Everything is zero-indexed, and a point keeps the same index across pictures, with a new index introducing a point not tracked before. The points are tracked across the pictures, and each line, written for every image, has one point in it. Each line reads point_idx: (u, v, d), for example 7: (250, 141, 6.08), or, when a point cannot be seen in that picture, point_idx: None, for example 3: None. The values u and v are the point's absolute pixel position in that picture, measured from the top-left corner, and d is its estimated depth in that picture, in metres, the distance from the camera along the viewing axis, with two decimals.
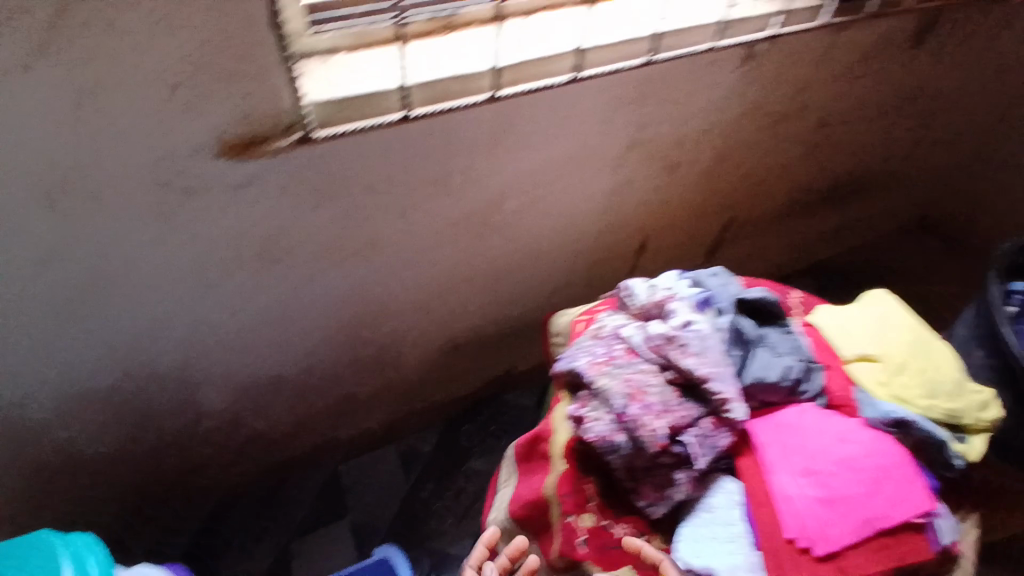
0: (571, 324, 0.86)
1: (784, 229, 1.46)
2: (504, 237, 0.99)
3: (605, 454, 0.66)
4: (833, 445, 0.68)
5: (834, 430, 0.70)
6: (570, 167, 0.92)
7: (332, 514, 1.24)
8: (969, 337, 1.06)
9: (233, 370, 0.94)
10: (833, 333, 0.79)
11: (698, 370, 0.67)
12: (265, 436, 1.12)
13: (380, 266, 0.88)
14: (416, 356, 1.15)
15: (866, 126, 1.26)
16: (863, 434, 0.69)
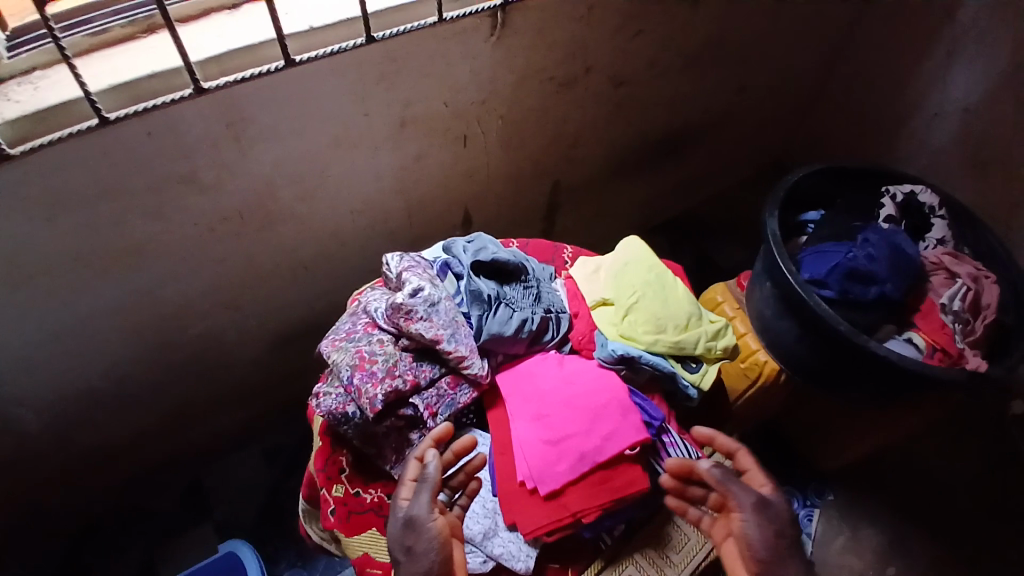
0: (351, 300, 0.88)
1: (622, 186, 1.51)
2: (295, 227, 1.01)
3: (341, 425, 0.70)
4: (557, 388, 0.71)
5: (563, 374, 0.73)
6: (339, 151, 0.95)
7: (197, 518, 1.27)
8: (761, 270, 1.07)
9: (26, 395, 0.93)
10: (582, 281, 0.82)
11: (424, 334, 0.70)
12: (98, 456, 1.12)
13: (154, 269, 0.90)
14: (247, 353, 1.16)
15: (667, 79, 1.32)
16: (589, 373, 0.72)
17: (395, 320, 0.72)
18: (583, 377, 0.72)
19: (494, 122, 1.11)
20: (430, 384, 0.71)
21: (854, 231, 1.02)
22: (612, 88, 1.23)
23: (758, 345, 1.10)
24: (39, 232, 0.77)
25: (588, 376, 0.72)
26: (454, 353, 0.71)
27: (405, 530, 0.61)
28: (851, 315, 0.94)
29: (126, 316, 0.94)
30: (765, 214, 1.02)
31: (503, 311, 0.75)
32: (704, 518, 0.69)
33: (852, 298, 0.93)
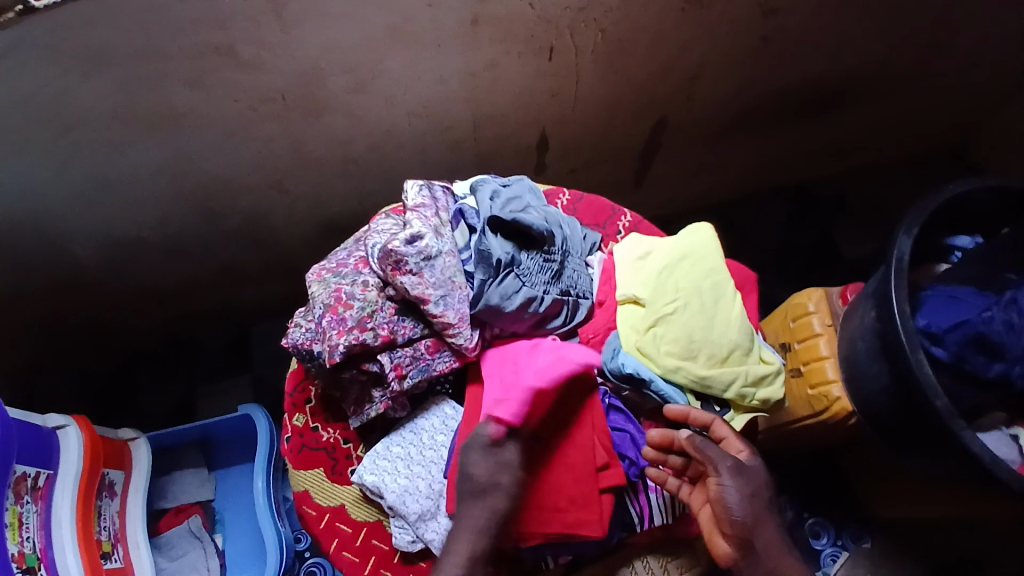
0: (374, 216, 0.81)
1: (744, 136, 1.26)
2: (343, 119, 0.93)
3: (303, 362, 0.63)
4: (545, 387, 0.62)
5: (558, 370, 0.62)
6: (396, 44, 0.83)
7: (239, 366, 1.38)
8: (872, 292, 0.89)
9: (87, 226, 1.01)
10: (622, 266, 0.67)
11: (411, 290, 0.61)
12: (157, 292, 1.22)
13: (197, 136, 0.89)
14: (295, 235, 1.16)
15: (833, 12, 1.03)
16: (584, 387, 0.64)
17: (384, 265, 0.62)
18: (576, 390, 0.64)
19: (592, 36, 0.92)
20: (407, 343, 0.63)
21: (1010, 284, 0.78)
22: (752, 18, 0.99)
23: (836, 377, 0.94)
24: (80, 83, 0.77)
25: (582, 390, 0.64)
26: (439, 317, 0.62)
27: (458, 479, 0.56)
28: (957, 385, 0.77)
29: (173, 176, 0.95)
30: (901, 230, 0.80)
31: (510, 281, 0.63)
32: (683, 486, 0.61)
33: (966, 369, 0.75)
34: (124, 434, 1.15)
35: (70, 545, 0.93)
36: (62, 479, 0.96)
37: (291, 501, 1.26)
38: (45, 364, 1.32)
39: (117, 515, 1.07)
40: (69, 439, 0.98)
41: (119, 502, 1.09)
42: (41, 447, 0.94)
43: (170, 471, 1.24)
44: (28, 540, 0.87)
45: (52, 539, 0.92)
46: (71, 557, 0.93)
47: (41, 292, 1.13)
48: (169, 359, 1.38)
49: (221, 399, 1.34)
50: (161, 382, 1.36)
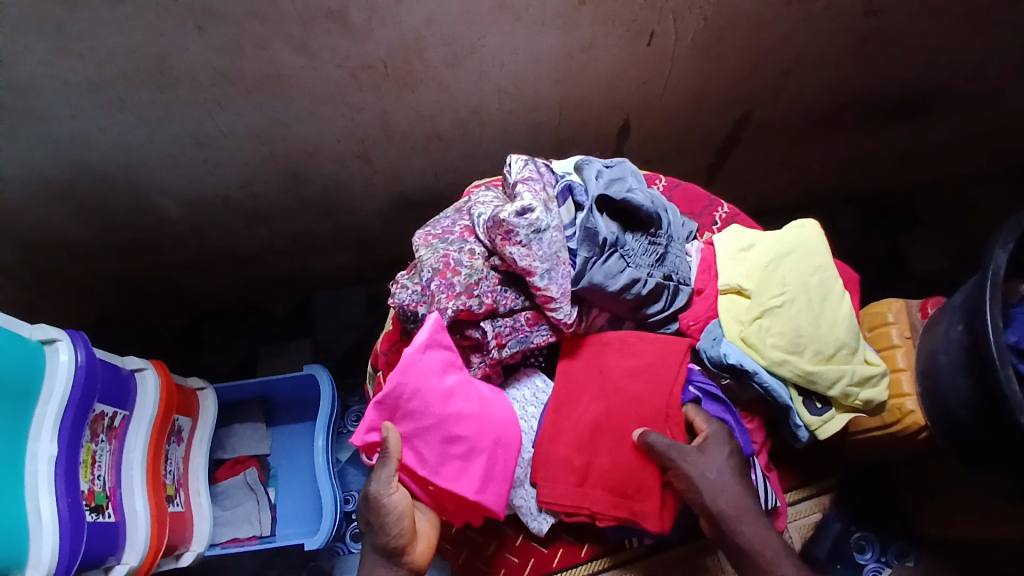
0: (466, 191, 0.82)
1: (826, 137, 1.23)
2: (435, 93, 0.94)
3: (407, 322, 0.66)
4: (625, 380, 0.64)
5: (642, 361, 0.64)
6: (500, 19, 0.83)
7: (300, 332, 1.41)
8: (959, 304, 0.85)
9: (176, 184, 1.04)
10: (725, 255, 0.66)
11: (518, 261, 0.61)
12: (230, 253, 1.25)
13: (295, 101, 0.90)
14: (370, 206, 1.17)
15: (942, 16, 0.99)
16: (671, 376, 0.64)
17: (492, 235, 0.63)
18: (668, 378, 0.63)
19: (694, 22, 0.91)
20: (509, 314, 0.65)
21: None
22: (857, 16, 0.96)
23: (912, 391, 0.92)
24: (192, 37, 0.78)
25: (669, 379, 0.64)
26: (542, 290, 0.62)
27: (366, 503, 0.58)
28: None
29: (265, 139, 0.97)
30: (997, 244, 0.77)
31: (615, 261, 0.63)
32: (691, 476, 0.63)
33: None
34: (194, 383, 1.17)
35: (139, 486, 0.95)
36: (136, 421, 0.98)
37: (342, 464, 1.29)
38: (119, 315, 1.37)
39: (181, 461, 1.11)
40: (146, 383, 1.00)
41: (184, 449, 1.12)
42: (120, 388, 0.96)
43: (229, 423, 1.27)
44: (99, 479, 0.89)
45: (121, 479, 0.94)
46: (139, 497, 0.95)
47: (123, 245, 1.17)
48: (234, 320, 1.42)
49: (282, 361, 1.38)
50: (226, 341, 1.40)
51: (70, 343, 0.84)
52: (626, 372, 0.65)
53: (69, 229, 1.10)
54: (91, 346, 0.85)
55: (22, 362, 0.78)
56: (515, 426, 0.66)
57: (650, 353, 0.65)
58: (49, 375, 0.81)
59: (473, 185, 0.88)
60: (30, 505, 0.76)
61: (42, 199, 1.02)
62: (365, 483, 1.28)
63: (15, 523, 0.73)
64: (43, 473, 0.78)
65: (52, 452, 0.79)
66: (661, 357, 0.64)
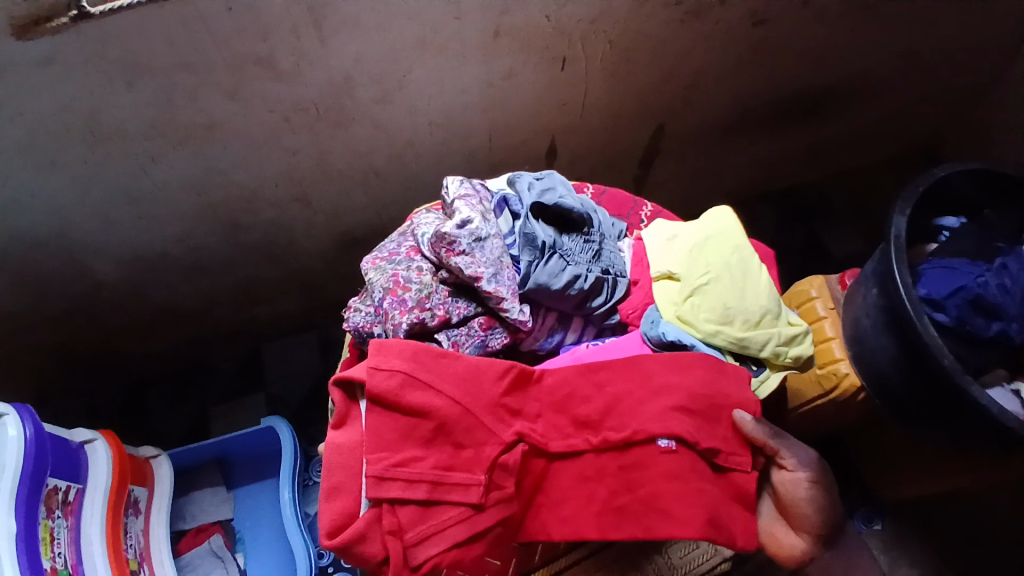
0: None
1: (736, 143, 1.35)
2: (368, 129, 0.97)
3: (363, 344, 0.66)
4: (425, 416, 0.59)
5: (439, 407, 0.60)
6: (423, 54, 0.89)
7: (254, 386, 1.38)
8: (872, 272, 0.94)
9: (111, 244, 1.02)
10: (654, 247, 0.72)
11: (465, 269, 0.64)
12: (174, 312, 1.22)
13: (230, 148, 0.92)
14: (314, 248, 1.18)
15: (815, 24, 1.12)
16: (707, 410, 0.61)
17: (437, 249, 0.66)
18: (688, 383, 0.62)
19: (602, 46, 1.00)
20: (462, 322, 0.66)
21: (992, 251, 0.89)
22: (745, 29, 1.08)
23: (843, 355, 1.00)
24: (122, 93, 0.80)
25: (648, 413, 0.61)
26: (492, 294, 0.64)
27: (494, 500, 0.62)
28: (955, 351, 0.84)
29: (200, 189, 0.97)
30: (897, 212, 0.87)
31: (555, 262, 0.67)
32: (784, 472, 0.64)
33: (968, 331, 0.82)
34: (145, 452, 1.12)
35: (100, 562, 0.90)
36: (92, 494, 0.93)
37: (311, 518, 1.24)
38: (56, 390, 1.31)
39: (142, 533, 1.04)
40: (97, 452, 0.95)
41: (144, 520, 1.06)
42: (71, 461, 0.91)
43: (188, 491, 1.22)
44: (60, 556, 0.84)
45: (82, 555, 0.88)
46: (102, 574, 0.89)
47: (56, 314, 1.13)
48: (182, 382, 1.38)
49: (237, 417, 1.34)
50: (176, 404, 1.36)
51: (18, 416, 0.82)
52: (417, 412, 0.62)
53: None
54: (39, 420, 0.82)
55: None
56: None
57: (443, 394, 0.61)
58: None
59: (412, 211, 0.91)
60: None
61: None
62: None
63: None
64: (3, 551, 0.75)
65: (11, 528, 0.77)
66: (378, 428, 0.60)
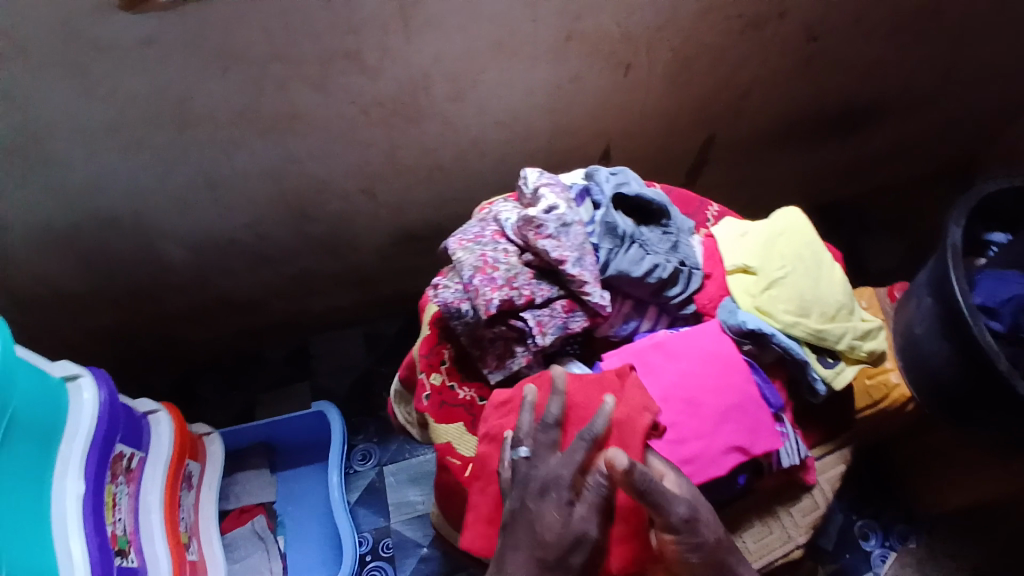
0: None
1: (781, 157, 1.38)
2: (437, 127, 1.01)
3: (451, 319, 0.70)
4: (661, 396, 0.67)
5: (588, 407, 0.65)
6: (497, 56, 0.93)
7: (300, 377, 1.41)
8: (924, 281, 0.95)
9: (183, 228, 1.06)
10: (727, 241, 0.75)
11: (551, 252, 0.67)
12: (231, 300, 1.26)
13: (307, 138, 0.96)
14: (371, 242, 1.22)
15: (867, 43, 1.16)
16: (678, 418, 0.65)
17: (524, 232, 0.70)
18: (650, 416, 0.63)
19: (663, 55, 1.04)
20: (545, 304, 0.69)
21: None
22: (800, 45, 1.12)
23: (893, 364, 1.00)
24: (216, 79, 0.84)
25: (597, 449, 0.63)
26: (576, 277, 0.67)
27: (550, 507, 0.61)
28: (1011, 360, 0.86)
29: (274, 178, 1.01)
30: (952, 221, 0.89)
31: (636, 250, 0.70)
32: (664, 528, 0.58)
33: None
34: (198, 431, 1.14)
35: (158, 530, 0.90)
36: (152, 463, 0.94)
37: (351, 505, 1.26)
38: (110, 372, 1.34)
39: (192, 508, 1.05)
40: (159, 423, 0.96)
41: (194, 495, 1.07)
42: (135, 429, 0.92)
43: (232, 473, 1.23)
44: (121, 522, 0.84)
45: (141, 524, 0.89)
46: (159, 543, 0.89)
47: (121, 295, 1.16)
48: (230, 371, 1.41)
49: (283, 407, 1.37)
50: (224, 391, 1.39)
51: (93, 381, 0.83)
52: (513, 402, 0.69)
53: (70, 281, 1.09)
54: (113, 384, 0.85)
55: (42, 402, 0.75)
56: None
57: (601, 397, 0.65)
58: (71, 414, 0.79)
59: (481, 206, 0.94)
60: (57, 553, 0.72)
61: (44, 247, 1.02)
62: (376, 523, 1.24)
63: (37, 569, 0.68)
64: (71, 512, 0.74)
65: (79, 489, 0.76)
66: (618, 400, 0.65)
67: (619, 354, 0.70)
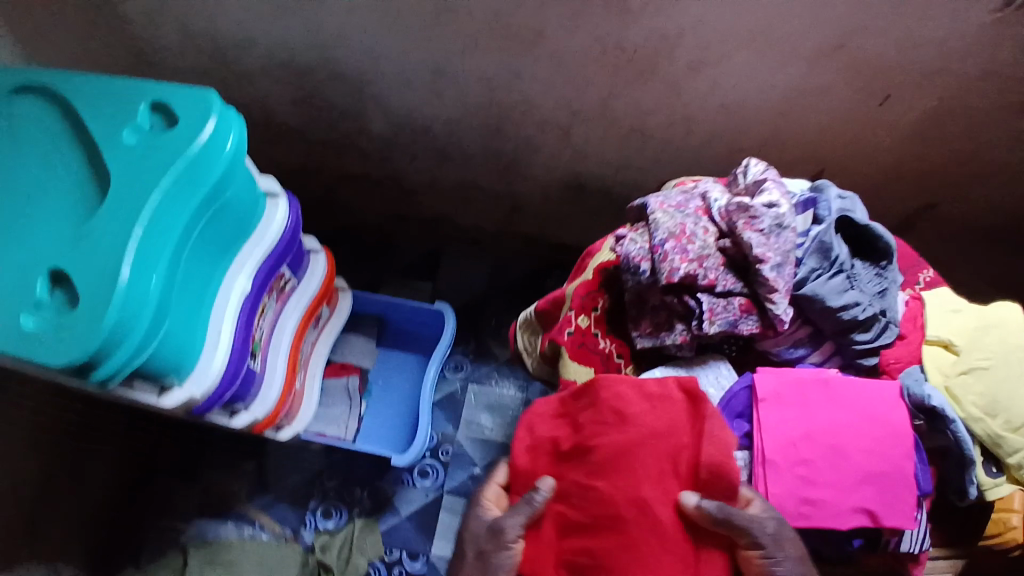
0: None
1: (987, 253, 1.25)
2: (660, 91, 0.99)
3: (625, 273, 0.69)
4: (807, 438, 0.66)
5: (651, 428, 0.65)
6: (756, 43, 0.89)
7: (424, 276, 1.49)
8: None
9: (392, 103, 1.12)
10: (935, 311, 0.72)
11: (755, 246, 0.65)
12: (398, 183, 1.34)
13: (539, 59, 0.98)
14: (541, 179, 1.24)
15: None
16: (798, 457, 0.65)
17: (733, 218, 0.68)
18: (698, 451, 0.63)
19: (923, 102, 0.95)
20: (724, 294, 0.67)
21: None
22: None
23: None
24: None
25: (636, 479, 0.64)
26: (769, 281, 0.64)
27: (490, 537, 0.66)
28: None
29: (490, 85, 1.04)
30: None
31: (841, 280, 0.68)
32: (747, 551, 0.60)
33: None
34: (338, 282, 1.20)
35: (281, 352, 0.95)
36: (300, 294, 1.00)
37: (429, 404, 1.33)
38: None
39: (311, 345, 1.10)
40: (317, 263, 1.04)
41: (317, 334, 1.12)
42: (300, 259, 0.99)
43: (344, 332, 1.32)
44: (261, 327, 0.88)
45: (273, 340, 0.94)
46: (279, 362, 0.94)
47: (313, 144, 1.25)
48: (369, 245, 1.51)
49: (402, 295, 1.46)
50: (357, 260, 1.49)
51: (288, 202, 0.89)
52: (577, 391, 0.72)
53: (279, 114, 1.19)
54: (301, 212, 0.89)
55: (243, 198, 0.76)
56: None
57: (687, 431, 0.65)
58: (263, 220, 0.84)
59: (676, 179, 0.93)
60: (210, 329, 0.75)
61: (272, 79, 1.10)
62: (445, 429, 1.30)
63: (193, 339, 0.72)
64: (232, 301, 0.78)
65: (244, 287, 0.80)
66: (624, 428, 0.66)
67: (779, 374, 0.69)
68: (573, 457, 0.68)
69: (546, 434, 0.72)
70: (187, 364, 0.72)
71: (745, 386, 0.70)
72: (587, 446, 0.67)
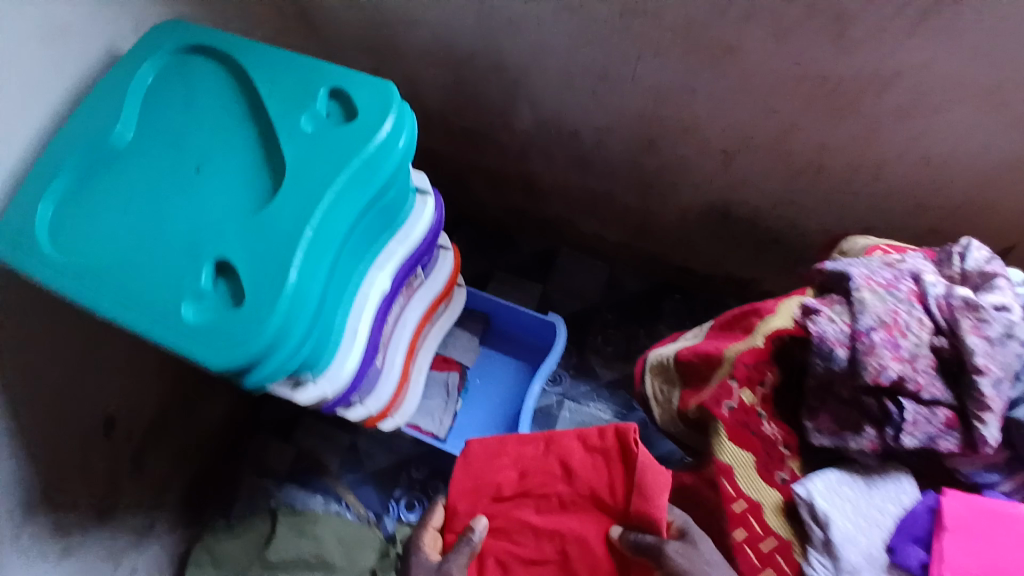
0: (867, 248, 0.78)
1: None
2: (856, 132, 0.87)
3: (814, 354, 0.60)
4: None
5: (591, 482, 0.83)
6: (993, 97, 0.76)
7: (535, 277, 1.44)
8: None
9: (543, 103, 1.04)
10: None
11: (979, 356, 0.55)
12: (529, 181, 1.29)
13: (722, 79, 0.86)
14: (684, 201, 1.15)
15: None
16: None
17: (956, 315, 0.57)
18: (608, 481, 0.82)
19: None
20: (929, 403, 0.57)
21: None
22: None
23: None
24: None
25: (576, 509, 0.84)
26: (988, 399, 0.54)
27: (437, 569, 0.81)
28: None
29: (657, 101, 0.94)
30: None
31: None
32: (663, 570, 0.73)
33: None
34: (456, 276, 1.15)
35: (401, 348, 0.93)
36: (426, 291, 0.97)
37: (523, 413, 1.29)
38: None
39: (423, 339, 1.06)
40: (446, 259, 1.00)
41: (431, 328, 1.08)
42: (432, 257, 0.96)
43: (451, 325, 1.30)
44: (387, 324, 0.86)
45: (394, 335, 0.92)
46: (398, 358, 0.92)
47: (452, 130, 1.21)
48: (484, 236, 1.48)
49: (510, 294, 1.42)
50: (471, 250, 1.47)
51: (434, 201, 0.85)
52: (521, 439, 0.89)
53: (426, 98, 1.15)
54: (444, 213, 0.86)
55: (397, 199, 0.74)
56: (860, 533, 0.59)
57: (601, 474, 0.83)
58: (409, 218, 0.81)
59: (857, 238, 0.82)
60: (346, 327, 0.72)
61: (427, 63, 1.06)
62: None
63: (329, 337, 0.70)
64: (370, 300, 0.75)
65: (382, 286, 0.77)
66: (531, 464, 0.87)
67: (970, 502, 0.58)
68: (515, 500, 0.86)
69: (487, 477, 0.88)
70: (321, 362, 0.70)
71: (924, 507, 0.60)
72: (538, 493, 0.85)
